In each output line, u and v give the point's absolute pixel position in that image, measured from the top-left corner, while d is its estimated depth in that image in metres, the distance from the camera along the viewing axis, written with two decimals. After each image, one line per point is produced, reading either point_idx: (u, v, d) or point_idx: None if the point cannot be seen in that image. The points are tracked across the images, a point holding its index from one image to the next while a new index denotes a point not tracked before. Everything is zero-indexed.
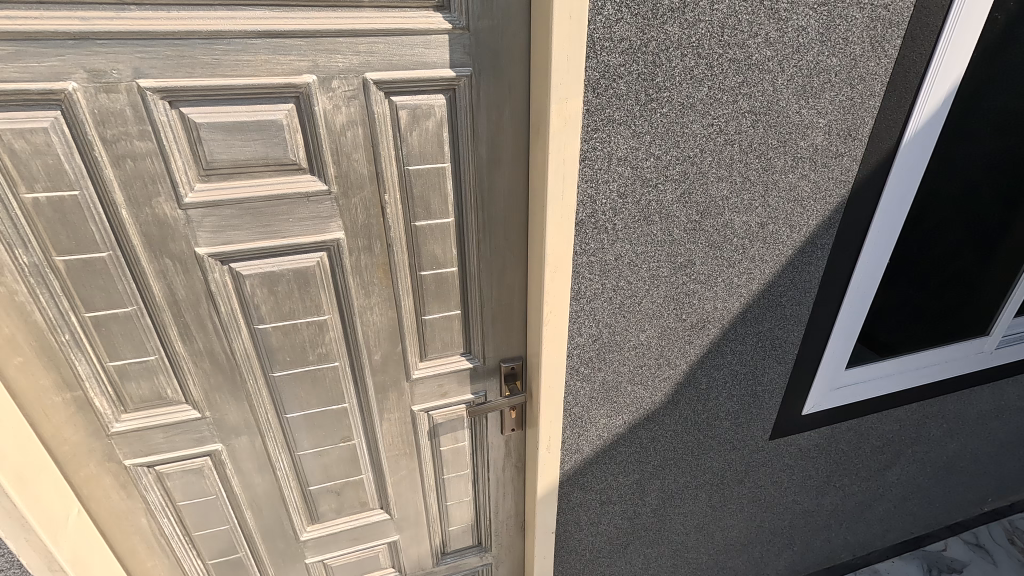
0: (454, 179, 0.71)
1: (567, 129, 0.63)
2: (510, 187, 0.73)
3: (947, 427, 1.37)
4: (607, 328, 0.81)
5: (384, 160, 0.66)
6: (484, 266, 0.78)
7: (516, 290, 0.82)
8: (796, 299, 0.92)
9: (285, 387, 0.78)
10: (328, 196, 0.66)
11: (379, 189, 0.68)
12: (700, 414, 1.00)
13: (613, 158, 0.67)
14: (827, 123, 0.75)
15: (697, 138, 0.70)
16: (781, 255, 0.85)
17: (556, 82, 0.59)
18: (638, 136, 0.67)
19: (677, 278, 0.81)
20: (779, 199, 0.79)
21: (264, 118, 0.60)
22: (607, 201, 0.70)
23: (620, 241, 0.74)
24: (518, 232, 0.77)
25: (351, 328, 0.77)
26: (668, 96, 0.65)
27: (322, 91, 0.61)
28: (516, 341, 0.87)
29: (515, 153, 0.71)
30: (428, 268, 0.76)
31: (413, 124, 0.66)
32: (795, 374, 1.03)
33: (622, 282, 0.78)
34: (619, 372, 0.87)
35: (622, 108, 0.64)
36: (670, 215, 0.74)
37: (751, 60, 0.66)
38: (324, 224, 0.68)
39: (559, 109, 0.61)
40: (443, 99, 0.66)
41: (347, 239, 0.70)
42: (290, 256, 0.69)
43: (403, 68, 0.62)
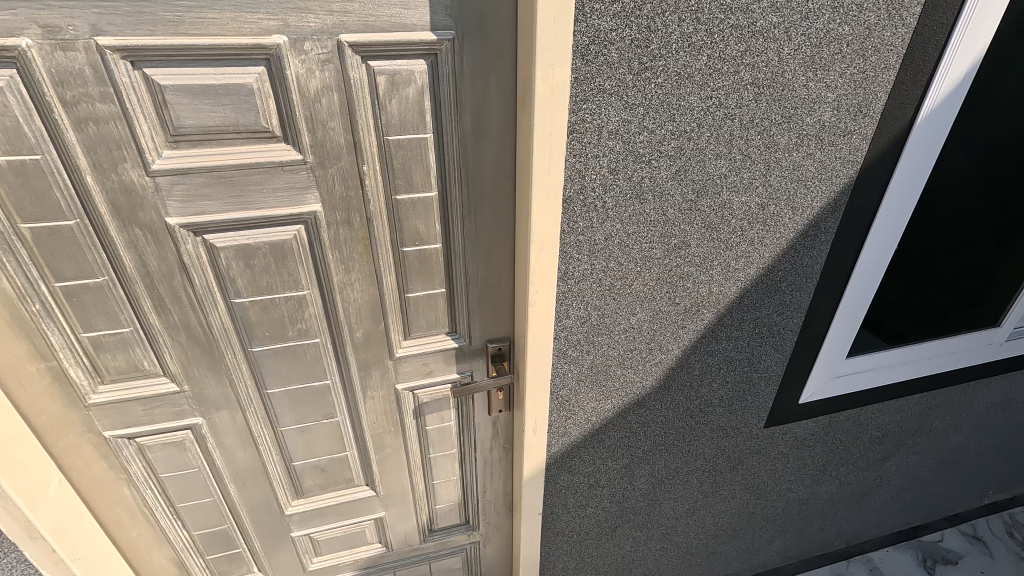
0: (437, 151, 0.68)
1: (554, 98, 0.59)
2: (496, 162, 0.70)
3: (951, 419, 1.34)
4: (596, 310, 0.79)
5: (362, 129, 0.63)
6: (470, 243, 0.75)
7: (503, 270, 0.80)
8: (797, 285, 0.88)
9: (265, 362, 0.76)
10: (303, 166, 0.64)
11: (358, 160, 0.65)
12: (693, 401, 0.98)
13: (603, 131, 0.63)
14: (836, 98, 0.70)
15: (695, 111, 0.65)
16: (782, 238, 0.81)
17: (542, 47, 0.56)
18: (631, 108, 0.63)
19: (671, 260, 0.77)
20: (782, 179, 0.75)
21: (233, 81, 0.57)
22: (597, 178, 0.67)
23: (611, 220, 0.71)
24: (505, 209, 0.74)
25: (332, 305, 0.75)
26: (664, 64, 0.61)
27: (294, 54, 0.57)
28: (503, 321, 0.85)
29: (502, 124, 0.67)
30: (410, 244, 0.73)
31: (392, 90, 0.62)
32: (793, 362, 1.00)
33: (612, 263, 0.75)
34: (608, 356, 0.85)
35: (614, 77, 0.60)
36: (664, 193, 0.71)
37: (755, 27, 0.62)
38: (300, 196, 0.65)
39: (546, 76, 0.58)
40: (424, 65, 0.62)
41: (325, 211, 0.67)
42: (266, 228, 0.67)
43: (379, 30, 0.59)
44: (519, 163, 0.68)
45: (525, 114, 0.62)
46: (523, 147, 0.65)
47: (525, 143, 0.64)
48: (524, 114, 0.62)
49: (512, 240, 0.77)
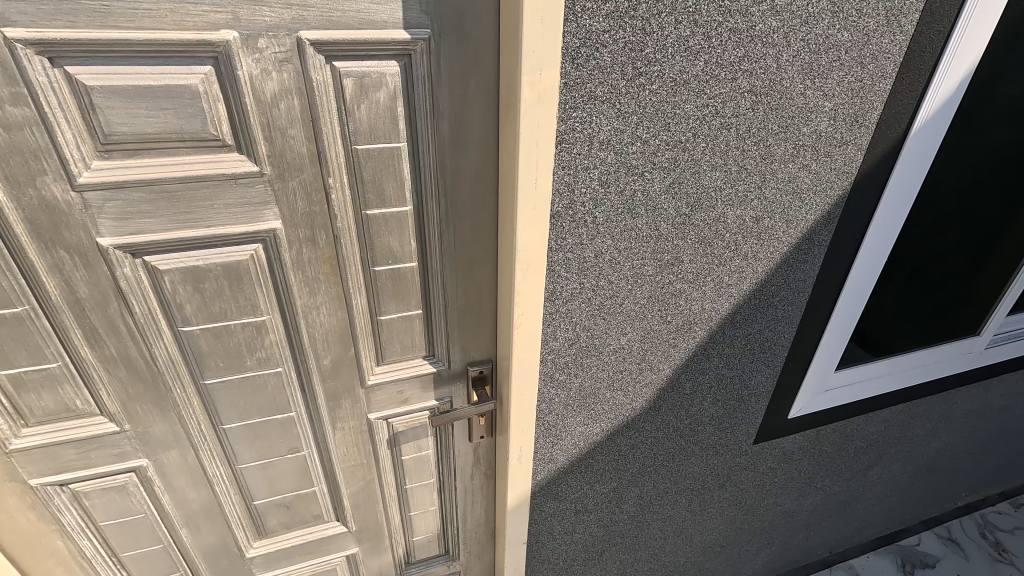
0: (412, 161, 0.61)
1: (542, 105, 0.54)
2: (476, 173, 0.64)
3: (930, 426, 1.34)
4: (585, 331, 0.74)
5: (327, 137, 0.56)
6: (449, 261, 0.69)
7: (485, 288, 0.74)
8: (789, 300, 0.85)
9: (219, 396, 0.68)
10: (260, 179, 0.56)
11: (323, 171, 0.58)
12: (683, 421, 0.94)
13: (594, 142, 0.58)
14: (832, 107, 0.67)
15: (691, 120, 0.61)
16: (775, 252, 0.78)
17: (528, 49, 0.50)
18: (624, 116, 0.58)
19: (663, 277, 0.73)
20: (776, 191, 0.72)
21: (174, 82, 0.49)
22: (587, 191, 0.61)
23: (601, 236, 0.66)
24: (487, 224, 0.68)
25: (295, 331, 0.67)
26: (659, 70, 0.56)
27: (246, 52, 0.50)
28: (486, 343, 0.79)
29: (482, 132, 0.61)
30: (383, 263, 0.67)
31: (360, 95, 0.56)
32: (784, 378, 0.97)
33: (602, 282, 0.70)
34: (597, 379, 0.80)
35: (606, 83, 0.55)
36: (657, 207, 0.66)
37: (754, 31, 0.58)
38: (256, 212, 0.58)
39: (532, 80, 0.52)
40: (397, 66, 0.56)
41: (286, 229, 0.60)
42: (218, 248, 0.59)
43: (346, 27, 0.52)
44: (502, 175, 0.62)
45: (510, 122, 0.56)
46: (506, 158, 0.60)
47: (509, 154, 0.58)
48: (508, 122, 0.57)
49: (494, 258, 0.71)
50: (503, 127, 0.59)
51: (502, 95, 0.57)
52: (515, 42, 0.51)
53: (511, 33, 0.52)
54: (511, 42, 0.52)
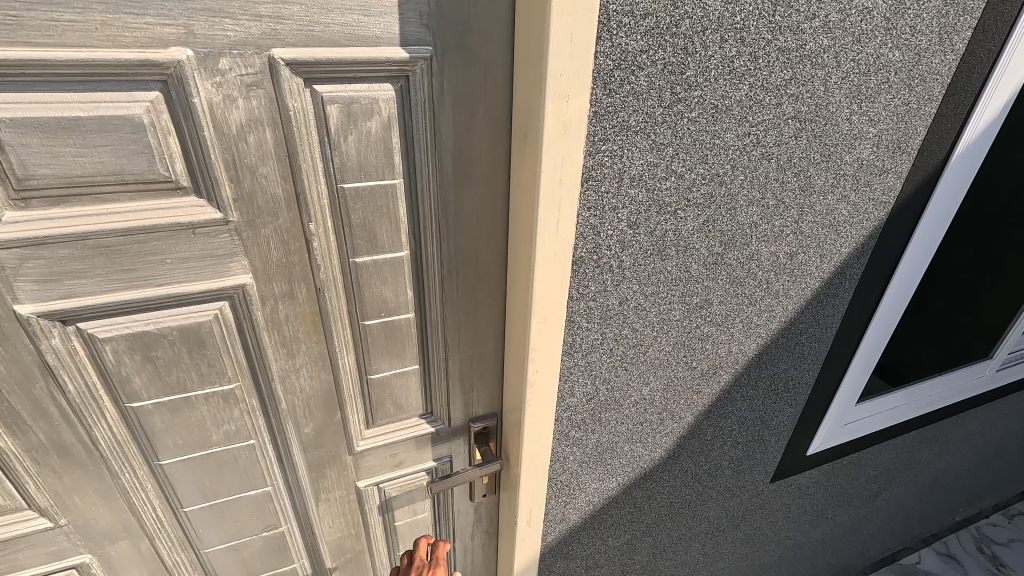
0: (409, 200, 0.52)
1: (567, 139, 0.45)
2: (483, 211, 0.55)
3: (938, 449, 1.30)
4: (604, 384, 0.65)
5: (307, 175, 0.46)
6: (450, 310, 0.60)
7: (490, 338, 0.65)
8: (816, 336, 0.79)
9: (179, 476, 0.57)
10: (225, 227, 0.46)
11: (302, 215, 0.48)
12: (702, 466, 0.86)
13: (624, 178, 0.50)
14: (876, 133, 0.60)
15: (730, 151, 0.53)
16: (807, 288, 0.71)
17: (554, 73, 0.42)
18: (659, 149, 0.50)
19: (690, 321, 0.65)
20: (813, 225, 0.65)
21: (111, 113, 0.39)
22: (614, 233, 0.53)
23: (627, 282, 0.57)
24: (494, 268, 0.59)
25: (271, 397, 0.57)
26: (699, 95, 0.48)
27: (204, 75, 0.40)
28: (491, 395, 0.70)
29: (491, 165, 0.52)
30: (374, 316, 0.57)
31: (348, 125, 0.46)
32: (805, 415, 0.90)
33: (626, 330, 0.61)
34: (615, 432, 0.72)
35: (640, 111, 0.47)
36: (688, 247, 0.58)
37: (804, 51, 0.50)
38: (221, 265, 0.48)
39: (557, 110, 0.43)
40: (392, 90, 0.46)
41: (258, 283, 0.50)
42: (172, 309, 0.48)
43: (330, 43, 0.42)
44: (515, 214, 0.53)
45: (527, 157, 0.48)
46: (521, 198, 0.51)
47: (525, 194, 0.50)
48: (524, 156, 0.48)
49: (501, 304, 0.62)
50: (517, 161, 0.50)
51: (516, 124, 0.48)
52: (538, 65, 0.42)
53: (531, 53, 0.43)
54: (531, 64, 0.43)
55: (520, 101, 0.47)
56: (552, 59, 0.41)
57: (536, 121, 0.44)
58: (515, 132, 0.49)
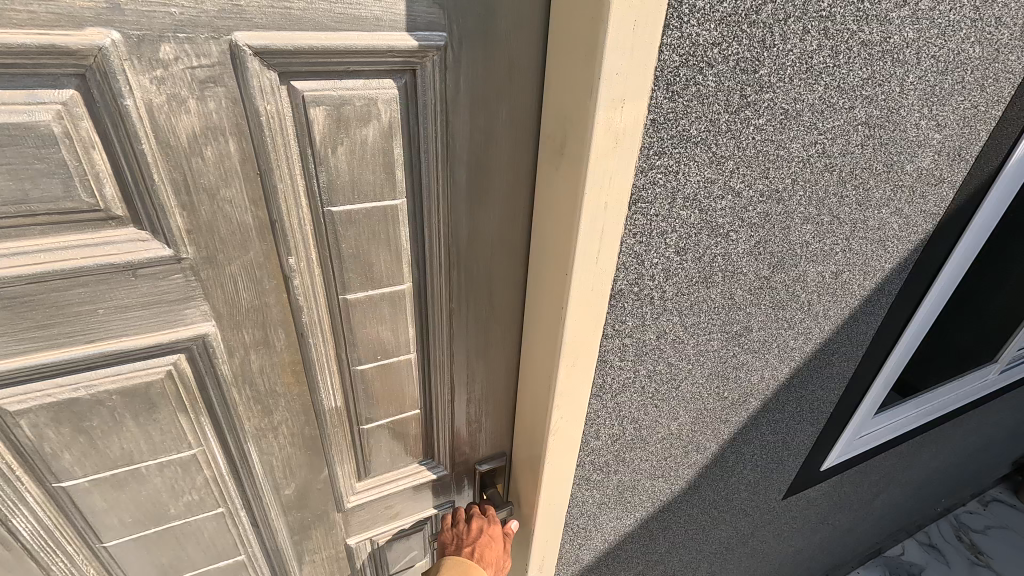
0: (413, 223, 0.42)
1: (618, 152, 0.36)
2: (501, 233, 0.45)
3: (934, 449, 1.29)
4: (632, 423, 0.57)
5: (284, 197, 0.36)
6: (458, 347, 0.51)
7: (503, 374, 0.56)
8: (847, 356, 0.73)
9: (129, 557, 0.47)
10: (176, 266, 0.35)
11: (279, 246, 0.38)
12: (720, 492, 0.80)
13: (677, 198, 0.41)
14: (940, 140, 0.53)
15: (793, 163, 0.45)
16: (846, 308, 0.65)
17: (610, 70, 0.32)
18: (719, 162, 0.41)
19: (727, 350, 0.58)
20: (863, 241, 0.58)
21: (4, 120, 0.28)
22: (660, 262, 0.45)
23: (668, 313, 0.49)
24: (511, 297, 0.50)
25: (243, 461, 0.47)
26: (770, 98, 0.40)
27: (139, 68, 0.29)
28: (501, 434, 0.61)
29: (513, 179, 0.43)
30: (369, 360, 0.47)
31: (338, 133, 0.35)
32: (825, 433, 0.85)
33: (660, 366, 0.53)
34: (638, 470, 0.64)
35: (704, 118, 0.38)
36: (735, 272, 0.50)
37: (887, 44, 0.42)
38: (173, 312, 0.37)
39: (609, 118, 0.34)
40: (395, 88, 0.36)
41: (223, 332, 0.39)
42: (110, 371, 0.37)
43: (315, 25, 0.32)
44: (540, 238, 0.44)
45: (563, 173, 0.38)
46: (551, 221, 0.42)
47: (557, 217, 0.40)
48: (560, 172, 0.39)
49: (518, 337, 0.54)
50: (547, 177, 0.41)
51: (550, 131, 0.39)
52: (589, 58, 0.33)
53: (578, 42, 0.33)
54: (577, 57, 0.34)
55: (556, 103, 0.37)
56: (608, 53, 0.32)
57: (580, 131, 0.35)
58: (546, 142, 0.40)
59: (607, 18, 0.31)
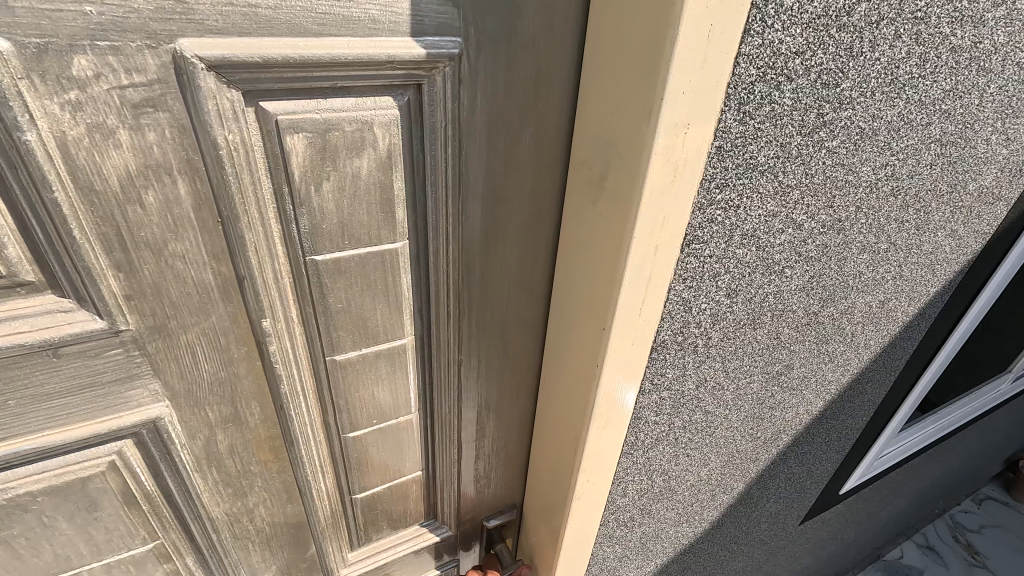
0: (416, 268, 0.34)
1: (675, 187, 0.29)
2: (519, 274, 0.38)
3: (940, 458, 1.26)
4: (661, 476, 0.51)
5: (254, 248, 0.28)
6: (466, 402, 0.44)
7: (516, 425, 0.49)
8: (880, 382, 0.67)
9: None
10: (114, 340, 0.27)
11: (249, 307, 0.30)
12: (741, 528, 0.74)
13: (735, 236, 0.34)
14: (1006, 155, 0.47)
15: (860, 189, 0.38)
16: (887, 336, 0.59)
17: (676, 89, 0.25)
18: (785, 192, 0.34)
19: (766, 391, 0.51)
20: (914, 266, 0.52)
21: None
22: (709, 307, 0.38)
23: (710, 360, 0.42)
24: (528, 343, 0.43)
25: (212, 550, 0.39)
26: (849, 116, 0.33)
27: (44, 88, 0.21)
28: (511, 487, 0.54)
29: (535, 211, 0.36)
30: (363, 425, 0.40)
31: (323, 166, 0.28)
32: (848, 458, 0.80)
33: (696, 415, 0.47)
34: (663, 520, 0.58)
35: (775, 142, 0.31)
36: (785, 310, 0.44)
37: (975, 51, 0.36)
38: (114, 395, 0.29)
39: (669, 147, 0.27)
40: (396, 108, 0.28)
41: (181, 412, 0.31)
42: (32, 471, 0.29)
43: (291, 28, 0.24)
44: (567, 281, 0.37)
45: (603, 211, 0.31)
46: (583, 264, 0.34)
47: (592, 261, 0.33)
48: (598, 208, 0.31)
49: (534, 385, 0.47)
50: (580, 212, 0.33)
51: (585, 158, 0.32)
52: (647, 73, 0.25)
53: (632, 52, 0.26)
54: (630, 70, 0.26)
55: (596, 125, 0.30)
56: (675, 67, 0.25)
57: (630, 163, 0.28)
58: (580, 170, 0.32)
59: (677, 22, 0.23)
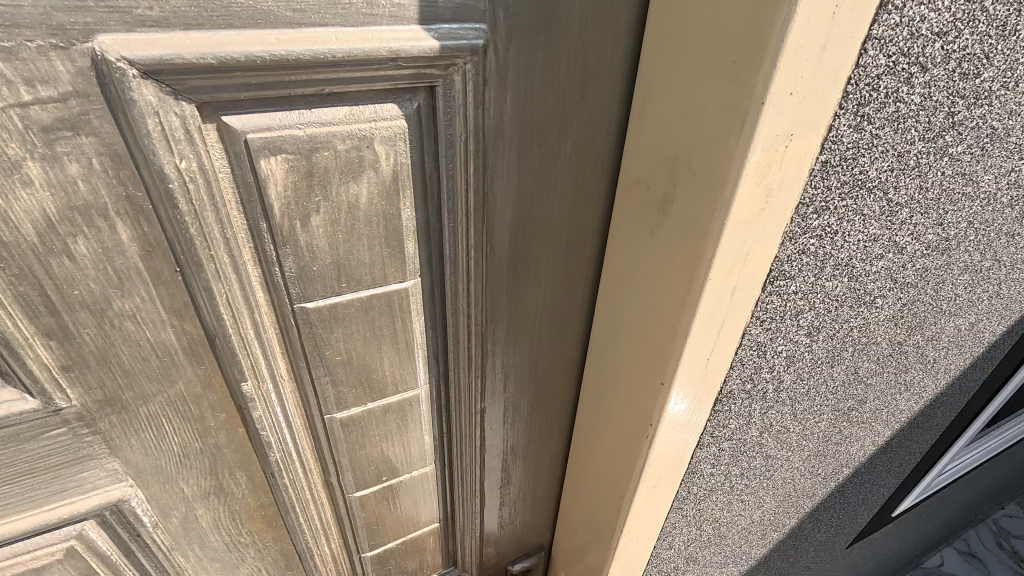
0: (432, 310, 0.28)
1: (766, 216, 0.22)
2: (553, 309, 0.32)
3: (997, 473, 1.16)
4: (711, 524, 0.45)
5: (224, 301, 0.22)
6: (491, 450, 0.38)
7: (546, 468, 0.43)
8: (951, 405, 0.60)
9: None
10: (53, 419, 0.22)
11: (225, 368, 0.24)
12: (789, 561, 0.68)
13: (828, 267, 0.27)
14: None
15: (978, 201, 0.31)
16: (969, 358, 0.51)
17: (783, 90, 0.18)
18: (893, 212, 0.27)
19: (834, 427, 0.45)
20: (1014, 283, 0.44)
21: None
22: (786, 349, 0.31)
23: (779, 404, 0.36)
24: (563, 382, 0.37)
25: None
26: (984, 113, 0.26)
27: None
28: (540, 529, 0.49)
29: (575, 238, 0.29)
30: (371, 483, 0.34)
31: (310, 196, 0.22)
32: (907, 483, 0.72)
33: (756, 461, 0.40)
34: (707, 564, 0.52)
35: (893, 152, 0.24)
36: (869, 343, 0.37)
37: None
38: (60, 482, 0.23)
39: (764, 166, 0.20)
40: (402, 119, 0.22)
41: (149, 490, 0.26)
42: None
43: (256, 17, 0.17)
44: (612, 319, 0.31)
45: (665, 243, 0.24)
46: (635, 302, 0.28)
47: (648, 301, 0.27)
48: (658, 239, 0.25)
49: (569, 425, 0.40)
50: (632, 240, 0.27)
51: (641, 175, 0.25)
52: (741, 68, 0.19)
53: (719, 39, 0.19)
54: (714, 63, 0.19)
55: (658, 134, 0.23)
56: (784, 59, 0.18)
57: (710, 187, 0.21)
58: (633, 188, 0.26)
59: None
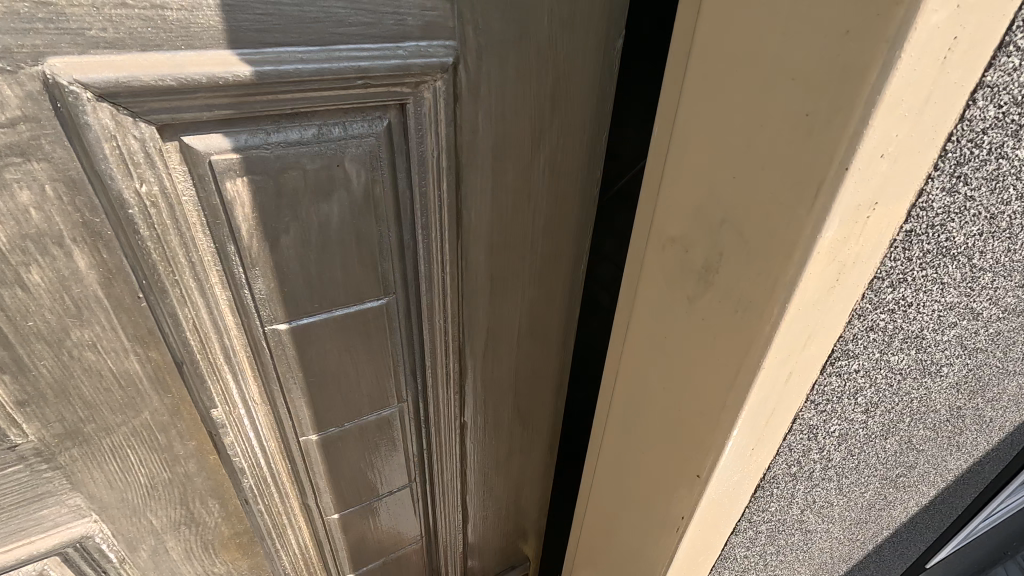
0: (409, 327, 0.28)
1: (835, 299, 0.17)
2: (532, 321, 0.32)
3: None
4: None
5: (191, 327, 0.21)
6: (474, 464, 0.37)
7: (529, 480, 0.43)
8: None
9: None
10: (8, 456, 0.20)
11: (194, 395, 0.23)
12: None
13: (903, 343, 0.21)
14: None
15: None
16: None
17: (872, 147, 0.13)
18: (988, 274, 0.21)
19: (896, 508, 0.37)
20: None
21: None
22: (840, 429, 0.24)
23: (825, 480, 0.28)
24: (544, 393, 0.37)
25: None
26: None
27: None
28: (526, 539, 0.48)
29: (552, 250, 0.29)
30: (351, 501, 0.33)
31: (281, 217, 0.21)
32: None
33: (797, 548, 0.34)
34: None
35: (1000, 203, 0.18)
36: (940, 419, 0.30)
37: None
38: (16, 522, 0.22)
39: (839, 243, 0.15)
40: (374, 137, 0.21)
41: (116, 525, 0.25)
42: None
43: (217, 36, 0.17)
44: (624, 397, 0.25)
45: (702, 324, 0.19)
46: (660, 388, 0.22)
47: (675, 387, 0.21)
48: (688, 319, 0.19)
49: (550, 435, 0.40)
50: (653, 312, 0.21)
51: (672, 234, 0.19)
52: (825, 120, 0.13)
53: (784, 81, 0.14)
54: (783, 111, 0.14)
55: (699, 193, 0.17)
56: (879, 118, 0.13)
57: (761, 267, 0.16)
58: (663, 249, 0.20)
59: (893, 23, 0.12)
